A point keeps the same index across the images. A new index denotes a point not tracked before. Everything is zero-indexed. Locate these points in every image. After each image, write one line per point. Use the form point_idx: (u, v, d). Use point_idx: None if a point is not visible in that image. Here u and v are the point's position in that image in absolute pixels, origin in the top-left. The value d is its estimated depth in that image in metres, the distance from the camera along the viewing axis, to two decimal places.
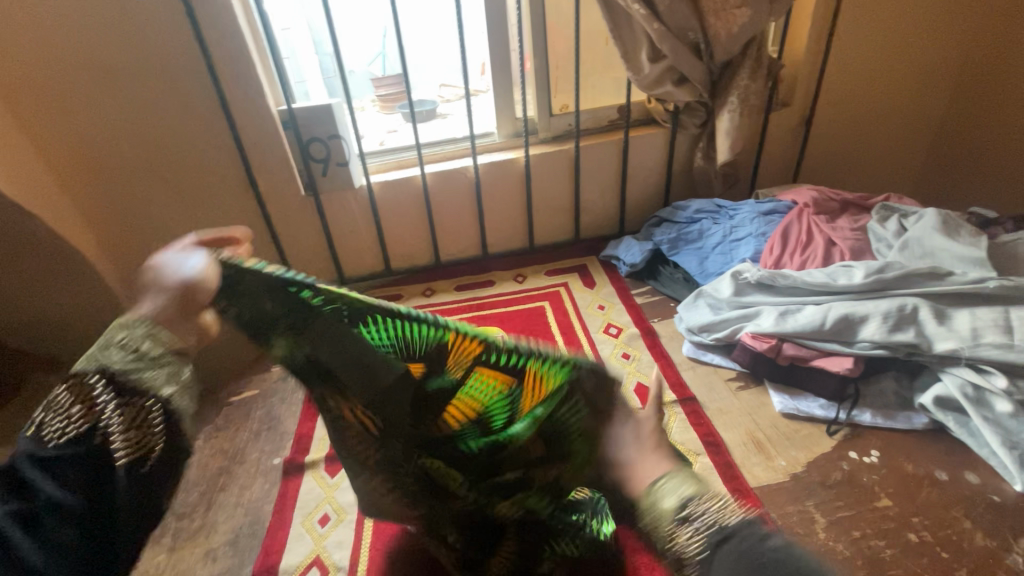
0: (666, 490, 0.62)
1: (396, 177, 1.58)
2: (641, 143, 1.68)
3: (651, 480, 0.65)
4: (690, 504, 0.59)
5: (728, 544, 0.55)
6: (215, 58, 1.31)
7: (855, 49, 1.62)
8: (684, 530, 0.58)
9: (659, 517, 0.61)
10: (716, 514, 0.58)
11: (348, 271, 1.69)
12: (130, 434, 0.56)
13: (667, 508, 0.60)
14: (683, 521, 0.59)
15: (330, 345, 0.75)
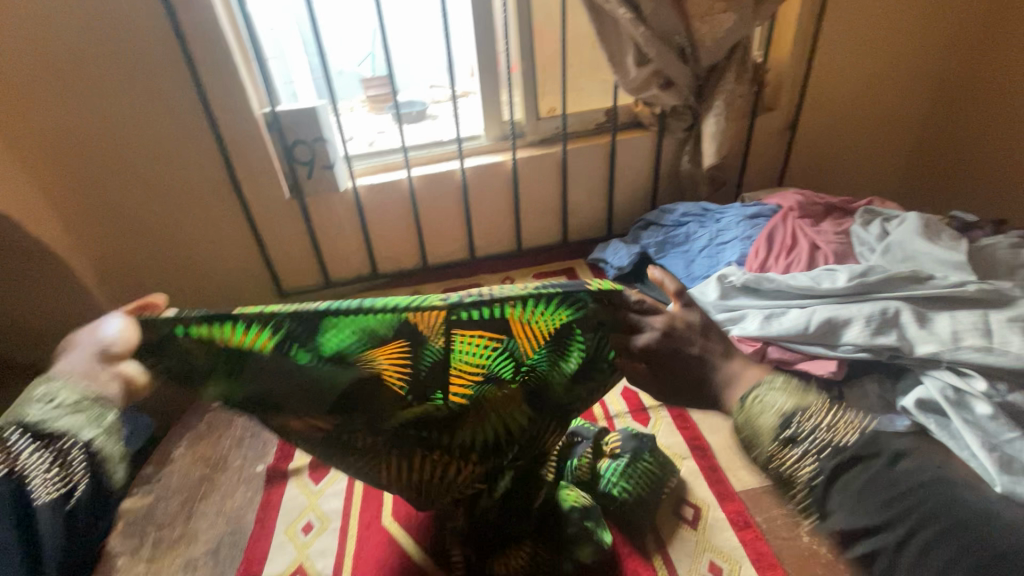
0: (768, 407, 0.71)
1: (381, 181, 1.57)
2: (627, 146, 1.68)
3: (742, 391, 0.73)
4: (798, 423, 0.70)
5: (845, 464, 0.72)
6: (197, 59, 1.29)
7: (839, 54, 1.63)
8: (797, 449, 0.70)
9: (757, 433, 0.71)
10: (827, 430, 0.72)
11: (334, 274, 1.68)
12: (56, 474, 0.76)
13: (769, 426, 0.70)
14: (793, 442, 0.70)
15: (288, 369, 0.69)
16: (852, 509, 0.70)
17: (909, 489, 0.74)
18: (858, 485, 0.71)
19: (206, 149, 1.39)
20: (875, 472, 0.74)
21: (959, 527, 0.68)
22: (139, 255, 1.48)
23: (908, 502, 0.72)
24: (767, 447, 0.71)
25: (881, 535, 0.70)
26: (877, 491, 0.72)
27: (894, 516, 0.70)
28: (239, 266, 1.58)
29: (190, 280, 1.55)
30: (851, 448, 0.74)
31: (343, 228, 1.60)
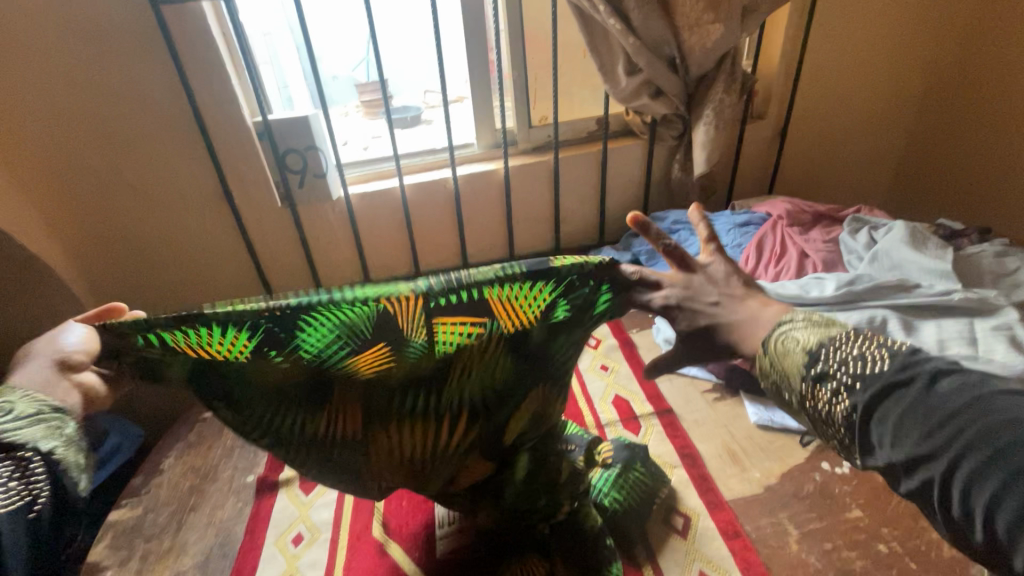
0: (788, 343, 0.66)
1: (374, 190, 1.57)
2: (618, 154, 1.69)
3: (761, 343, 0.68)
4: (826, 349, 0.63)
5: (886, 392, 0.58)
6: (187, 68, 1.29)
7: (827, 63, 1.65)
8: (824, 384, 0.62)
9: (780, 370, 0.66)
10: (861, 356, 0.61)
11: (326, 282, 1.67)
12: (12, 487, 0.69)
13: (795, 362, 0.65)
14: (809, 370, 0.63)
15: (271, 375, 0.67)
16: (902, 449, 0.55)
17: (970, 415, 0.53)
18: (896, 413, 0.56)
19: (198, 157, 1.39)
20: (924, 397, 0.56)
21: (1011, 449, 0.49)
22: (130, 263, 1.47)
23: (1017, 462, 0.49)
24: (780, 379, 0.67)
25: (924, 468, 0.54)
26: (921, 417, 0.55)
27: (996, 474, 0.50)
28: (231, 274, 1.57)
29: (180, 288, 1.55)
30: (893, 374, 0.58)
31: (335, 236, 1.60)
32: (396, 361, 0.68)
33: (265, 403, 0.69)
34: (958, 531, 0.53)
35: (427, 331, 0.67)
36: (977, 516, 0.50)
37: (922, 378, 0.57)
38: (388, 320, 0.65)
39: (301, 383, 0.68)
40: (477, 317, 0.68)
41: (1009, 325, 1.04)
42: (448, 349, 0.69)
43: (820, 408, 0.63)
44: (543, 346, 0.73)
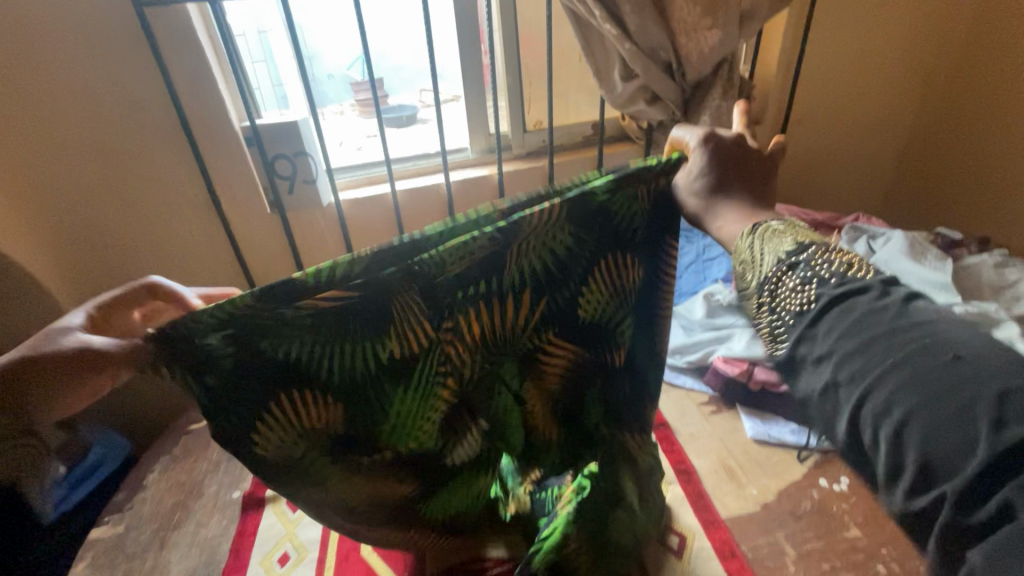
0: (764, 249, 0.74)
1: (367, 196, 1.55)
2: (614, 159, 1.67)
3: (747, 229, 0.77)
4: (808, 256, 0.70)
5: (845, 297, 0.63)
6: (173, 74, 1.26)
7: (824, 68, 1.63)
8: (793, 273, 0.69)
9: (753, 263, 0.75)
10: (839, 266, 0.67)
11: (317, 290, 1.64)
12: None
13: (768, 261, 0.73)
14: (790, 265, 0.70)
15: (349, 332, 0.76)
16: (846, 338, 0.60)
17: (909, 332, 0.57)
18: (849, 310, 0.62)
19: (186, 163, 1.37)
20: (893, 310, 0.59)
21: (961, 360, 0.53)
22: (116, 271, 1.43)
23: (940, 369, 0.53)
24: (758, 274, 0.74)
25: (849, 364, 0.59)
26: (869, 326, 0.59)
27: (870, 354, 0.58)
28: (221, 281, 1.54)
29: None
30: (858, 286, 0.64)
31: (327, 242, 1.57)
32: (469, 273, 0.79)
33: (348, 365, 0.77)
34: (868, 423, 0.56)
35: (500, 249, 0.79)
36: (899, 399, 0.54)
37: (885, 293, 0.63)
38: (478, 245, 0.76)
39: (377, 333, 0.77)
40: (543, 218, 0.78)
41: (1010, 338, 1.02)
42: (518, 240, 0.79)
43: (781, 297, 0.69)
44: (611, 215, 0.83)
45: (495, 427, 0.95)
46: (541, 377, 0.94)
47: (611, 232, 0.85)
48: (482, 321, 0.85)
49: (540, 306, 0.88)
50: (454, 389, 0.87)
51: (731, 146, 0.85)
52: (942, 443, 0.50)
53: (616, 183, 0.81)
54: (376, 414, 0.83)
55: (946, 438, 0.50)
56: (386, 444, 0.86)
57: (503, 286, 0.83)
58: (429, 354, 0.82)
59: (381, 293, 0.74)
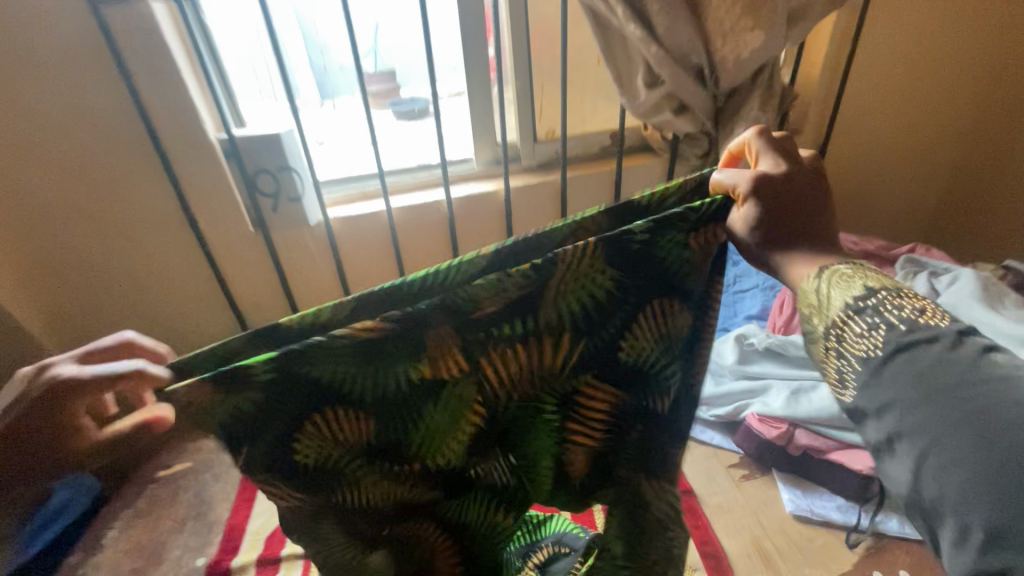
0: (828, 288, 0.63)
1: (361, 214, 1.40)
2: (634, 174, 1.50)
3: (810, 272, 0.65)
4: (877, 299, 0.60)
5: (913, 347, 0.56)
6: (139, 80, 1.12)
7: (875, 74, 1.44)
8: (860, 318, 0.60)
9: (819, 306, 0.64)
10: (910, 310, 0.58)
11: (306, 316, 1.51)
12: None
13: (834, 305, 0.62)
14: (855, 312, 0.60)
15: (372, 357, 0.67)
16: (911, 390, 0.54)
17: (985, 387, 0.52)
18: (916, 361, 0.56)
19: (157, 180, 1.23)
20: (964, 361, 0.54)
21: None
22: (90, 296, 1.32)
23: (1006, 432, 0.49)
24: (822, 316, 0.63)
25: (911, 419, 0.54)
26: (938, 379, 0.53)
27: (936, 411, 0.53)
28: (201, 305, 1.41)
29: (148, 323, 1.40)
30: (930, 331, 0.57)
31: (318, 266, 1.43)
32: (501, 306, 0.69)
33: (382, 393, 0.70)
34: (922, 479, 0.52)
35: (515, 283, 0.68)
36: (959, 461, 0.50)
37: (959, 340, 0.55)
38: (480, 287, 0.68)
39: (406, 355, 0.68)
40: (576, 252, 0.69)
41: None
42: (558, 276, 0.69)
43: (846, 342, 0.61)
44: (658, 257, 0.71)
45: (527, 463, 0.81)
46: (581, 426, 0.78)
47: (663, 281, 0.73)
48: (517, 354, 0.72)
49: (579, 344, 0.74)
50: (483, 419, 0.75)
51: (781, 179, 0.68)
52: (1005, 516, 0.48)
53: (658, 225, 0.70)
54: (405, 435, 0.73)
55: (1012, 508, 0.47)
56: (413, 463, 0.76)
57: (537, 322, 0.71)
58: (465, 378, 0.72)
59: (417, 326, 0.67)
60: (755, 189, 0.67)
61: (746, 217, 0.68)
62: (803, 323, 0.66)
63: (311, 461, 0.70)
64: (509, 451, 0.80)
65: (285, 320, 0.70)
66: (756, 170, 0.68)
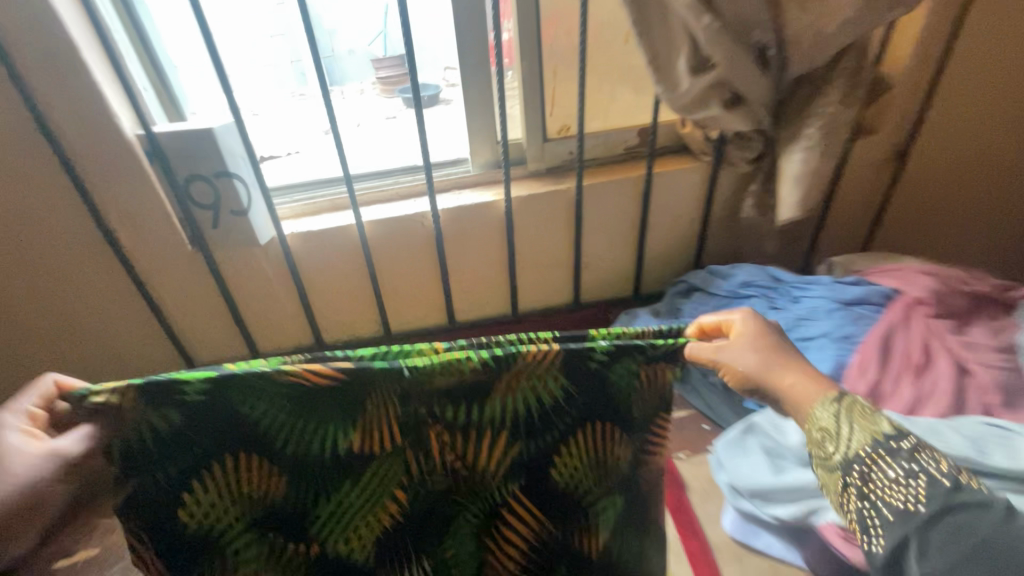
0: (852, 426, 0.63)
1: (325, 230, 1.12)
2: (667, 182, 1.21)
3: (816, 401, 0.67)
4: (909, 449, 0.60)
5: (951, 508, 0.57)
6: (20, 59, 0.86)
7: (975, 59, 1.16)
8: (896, 464, 0.60)
9: (835, 435, 0.64)
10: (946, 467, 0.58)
11: (265, 349, 1.25)
12: None
13: (861, 444, 0.62)
14: (890, 453, 0.61)
15: (309, 406, 0.68)
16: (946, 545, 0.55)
17: (999, 549, 0.53)
18: (962, 529, 0.55)
19: (59, 187, 0.97)
20: (991, 524, 0.55)
21: None
22: None
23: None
24: (838, 446, 0.64)
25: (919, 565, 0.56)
26: (958, 536, 0.55)
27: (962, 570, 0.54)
28: (129, 338, 1.15)
29: (70, 358, 1.15)
30: (968, 500, 0.56)
31: (276, 291, 1.17)
32: (459, 390, 0.69)
33: (300, 449, 0.70)
34: None
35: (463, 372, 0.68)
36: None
37: (1002, 509, 0.55)
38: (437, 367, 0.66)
39: (344, 422, 0.69)
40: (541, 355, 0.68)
41: None
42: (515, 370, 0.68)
43: (879, 489, 0.61)
44: (606, 380, 0.72)
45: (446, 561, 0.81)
46: (514, 531, 0.79)
47: (605, 400, 0.73)
48: (445, 440, 0.71)
49: (523, 444, 0.74)
50: (400, 516, 0.76)
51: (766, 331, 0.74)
52: None
53: (619, 351, 0.70)
54: (312, 520, 0.75)
55: None
56: (313, 550, 0.77)
57: (483, 410, 0.70)
58: (389, 462, 0.72)
59: (363, 385, 0.67)
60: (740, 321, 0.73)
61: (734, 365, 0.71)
62: (823, 454, 0.66)
63: (196, 518, 0.71)
64: (424, 546, 0.79)
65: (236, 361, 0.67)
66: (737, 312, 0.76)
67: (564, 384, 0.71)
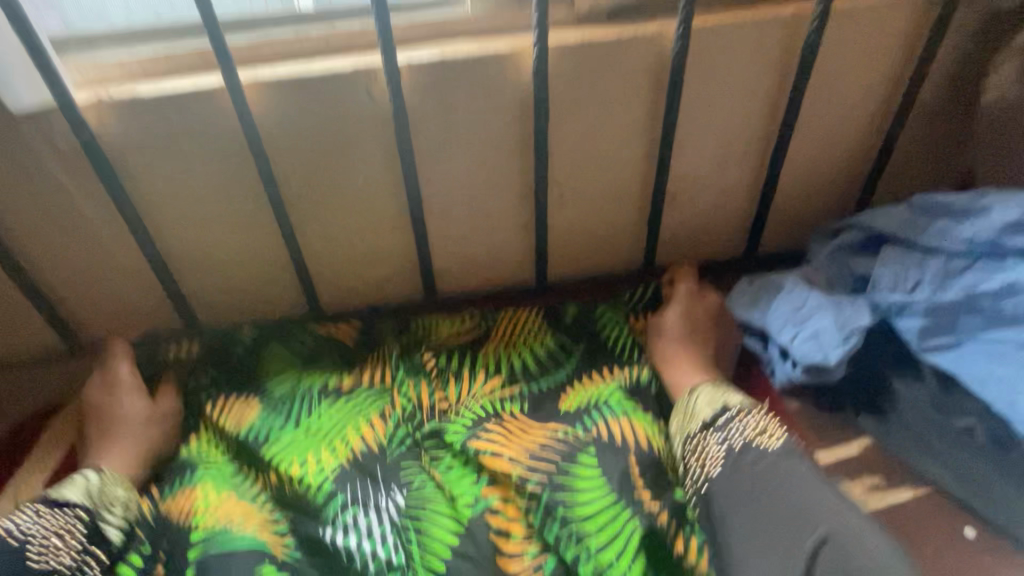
0: (699, 402, 0.58)
1: (168, 93, 0.54)
2: (846, 36, 0.62)
3: (685, 392, 0.61)
4: (726, 417, 0.55)
5: (732, 462, 0.52)
6: None
7: None
8: (712, 436, 0.55)
9: (686, 416, 0.58)
10: (752, 428, 0.54)
11: (93, 333, 0.70)
12: None
13: (699, 414, 0.57)
14: (712, 428, 0.55)
15: (316, 361, 0.67)
16: (742, 495, 0.50)
17: (760, 475, 0.51)
18: (743, 466, 0.52)
19: None
20: (752, 459, 0.52)
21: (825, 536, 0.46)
22: None
23: (807, 505, 0.48)
24: (681, 430, 0.58)
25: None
26: (752, 495, 0.50)
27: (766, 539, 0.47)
28: None
29: None
30: (768, 449, 0.52)
31: (90, 226, 0.61)
32: (451, 346, 0.69)
33: (294, 385, 0.64)
34: None
35: (468, 323, 0.71)
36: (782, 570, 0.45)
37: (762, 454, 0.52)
38: (437, 323, 0.71)
39: (341, 365, 0.67)
40: (523, 309, 0.72)
41: None
42: (490, 330, 0.70)
43: (702, 466, 0.54)
44: (596, 329, 0.70)
45: (412, 529, 0.52)
46: (497, 439, 0.56)
47: (609, 352, 0.68)
48: (440, 383, 0.64)
49: (515, 385, 0.64)
50: (379, 440, 0.58)
51: (693, 315, 0.68)
52: None
53: (590, 308, 0.72)
54: (277, 437, 0.59)
55: None
56: (264, 486, 0.57)
57: (472, 359, 0.67)
58: (374, 400, 0.62)
59: (371, 342, 0.69)
60: (685, 295, 0.70)
61: (654, 332, 0.68)
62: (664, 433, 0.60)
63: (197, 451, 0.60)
64: (405, 472, 0.56)
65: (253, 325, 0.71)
66: (686, 286, 0.71)
67: (554, 346, 0.69)
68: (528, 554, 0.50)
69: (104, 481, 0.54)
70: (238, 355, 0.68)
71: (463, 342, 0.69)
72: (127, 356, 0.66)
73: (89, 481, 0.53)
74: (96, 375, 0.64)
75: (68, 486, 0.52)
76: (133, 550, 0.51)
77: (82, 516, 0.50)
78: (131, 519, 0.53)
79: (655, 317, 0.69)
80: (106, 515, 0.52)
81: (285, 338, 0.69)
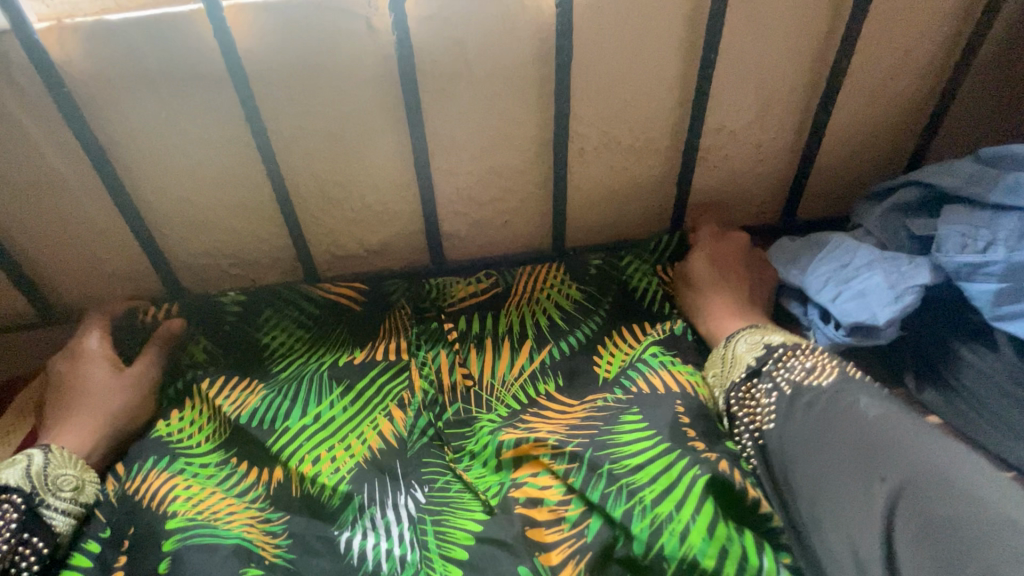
0: (742, 345, 0.53)
1: (137, 20, 0.47)
2: None
3: (724, 338, 0.56)
4: (771, 362, 0.49)
5: (781, 406, 0.47)
6: None
7: None
8: (759, 383, 0.49)
9: (726, 368, 0.53)
10: (800, 369, 0.48)
11: (67, 299, 0.64)
12: None
13: (740, 361, 0.51)
14: (758, 375, 0.49)
15: (324, 334, 0.61)
16: (805, 448, 0.43)
17: (808, 412, 0.45)
18: (794, 409, 0.46)
19: None
20: (796, 398, 0.46)
21: (881, 465, 0.39)
22: None
23: (882, 444, 0.40)
24: (724, 381, 0.52)
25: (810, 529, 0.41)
26: (801, 434, 0.44)
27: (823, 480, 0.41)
28: None
29: None
30: (823, 387, 0.46)
31: (58, 176, 0.55)
32: (470, 308, 0.62)
33: (300, 367, 0.58)
34: None
35: (484, 283, 0.64)
36: (860, 522, 0.38)
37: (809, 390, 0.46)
38: (455, 284, 0.64)
39: (350, 344, 0.60)
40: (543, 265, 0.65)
41: None
42: (511, 289, 0.63)
43: (754, 420, 0.48)
44: (626, 283, 0.64)
45: (430, 523, 0.46)
46: (537, 425, 0.51)
47: (639, 310, 0.62)
48: (468, 360, 0.58)
49: (545, 347, 0.59)
50: (399, 433, 0.52)
51: (728, 260, 0.63)
52: None
53: (615, 254, 0.66)
54: (285, 425, 0.52)
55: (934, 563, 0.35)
56: (261, 482, 0.50)
57: (497, 324, 0.61)
58: (395, 378, 0.56)
59: (385, 305, 0.63)
60: (712, 240, 0.64)
61: (682, 282, 0.63)
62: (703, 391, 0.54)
63: (189, 440, 0.54)
64: (427, 471, 0.50)
65: (240, 293, 0.62)
66: (708, 231, 0.65)
67: (583, 298, 0.63)
68: (568, 521, 0.44)
69: (49, 460, 0.48)
70: (229, 325, 0.61)
71: (485, 303, 0.63)
72: (98, 329, 0.59)
73: (31, 461, 0.47)
74: (64, 347, 0.58)
75: (7, 466, 0.46)
76: (89, 539, 0.46)
77: (18, 506, 0.44)
78: (81, 505, 0.47)
79: (688, 260, 0.63)
80: (50, 501, 0.46)
81: (284, 304, 0.62)
